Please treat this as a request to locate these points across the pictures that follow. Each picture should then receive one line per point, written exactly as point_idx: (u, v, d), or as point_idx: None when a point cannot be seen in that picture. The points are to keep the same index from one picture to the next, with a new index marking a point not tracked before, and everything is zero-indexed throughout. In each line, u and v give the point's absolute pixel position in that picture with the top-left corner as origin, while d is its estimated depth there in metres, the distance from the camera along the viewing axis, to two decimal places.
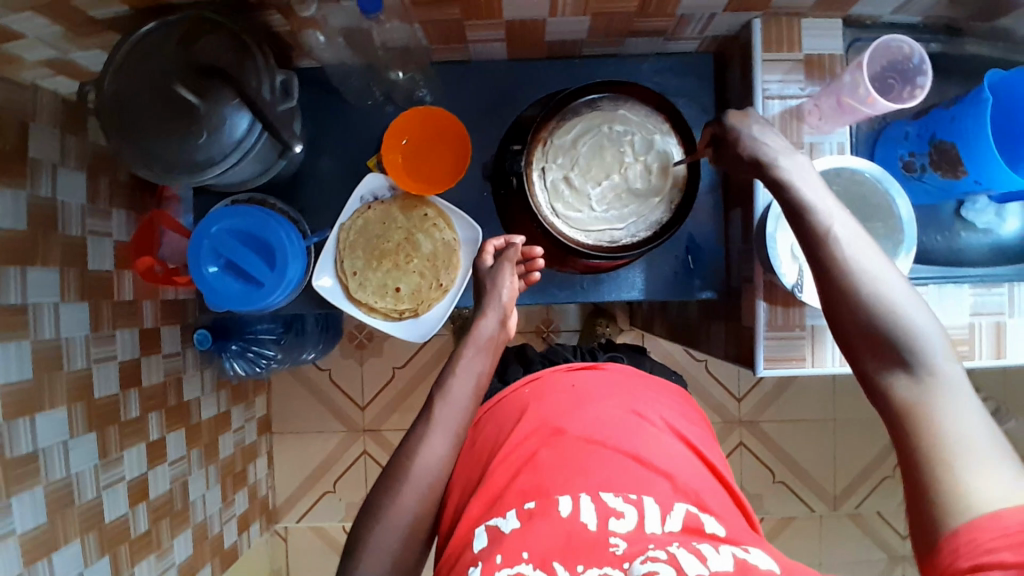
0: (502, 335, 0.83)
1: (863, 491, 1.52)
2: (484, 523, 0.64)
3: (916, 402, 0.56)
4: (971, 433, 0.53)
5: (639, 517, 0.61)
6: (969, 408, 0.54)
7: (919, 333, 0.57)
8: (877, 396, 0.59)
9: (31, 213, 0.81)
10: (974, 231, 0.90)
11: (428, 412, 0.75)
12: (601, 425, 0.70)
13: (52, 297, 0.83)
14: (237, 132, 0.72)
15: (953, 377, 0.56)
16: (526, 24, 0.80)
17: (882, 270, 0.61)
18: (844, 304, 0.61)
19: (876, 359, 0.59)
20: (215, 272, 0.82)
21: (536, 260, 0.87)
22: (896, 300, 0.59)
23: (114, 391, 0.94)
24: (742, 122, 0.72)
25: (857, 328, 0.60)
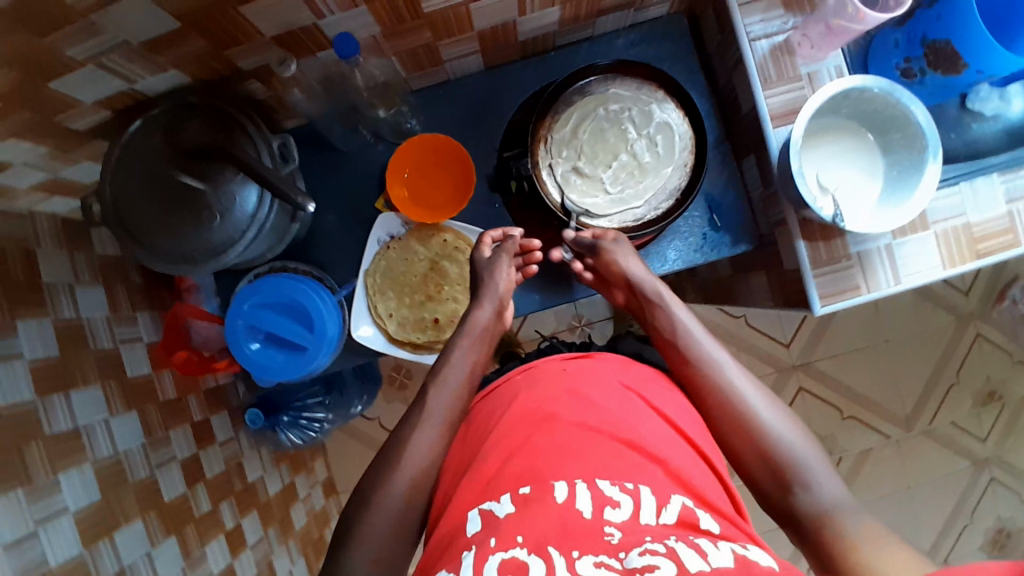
0: (497, 327, 0.84)
1: (934, 404, 1.49)
2: (477, 506, 0.61)
3: (818, 515, 0.64)
4: (874, 534, 0.60)
5: (636, 507, 0.57)
6: (862, 515, 0.63)
7: (798, 455, 0.68)
8: (788, 511, 0.66)
9: (62, 339, 0.80)
10: (982, 120, 0.88)
11: (422, 401, 0.74)
12: (596, 411, 0.66)
13: (100, 415, 0.83)
14: (249, 206, 0.72)
15: (842, 497, 0.65)
16: (497, 30, 0.80)
17: (771, 408, 0.72)
18: (739, 433, 0.71)
19: (773, 481, 0.68)
20: (257, 348, 0.82)
21: (533, 253, 0.87)
22: (777, 427, 0.70)
23: (182, 490, 0.94)
24: (616, 250, 0.81)
25: (758, 458, 0.69)
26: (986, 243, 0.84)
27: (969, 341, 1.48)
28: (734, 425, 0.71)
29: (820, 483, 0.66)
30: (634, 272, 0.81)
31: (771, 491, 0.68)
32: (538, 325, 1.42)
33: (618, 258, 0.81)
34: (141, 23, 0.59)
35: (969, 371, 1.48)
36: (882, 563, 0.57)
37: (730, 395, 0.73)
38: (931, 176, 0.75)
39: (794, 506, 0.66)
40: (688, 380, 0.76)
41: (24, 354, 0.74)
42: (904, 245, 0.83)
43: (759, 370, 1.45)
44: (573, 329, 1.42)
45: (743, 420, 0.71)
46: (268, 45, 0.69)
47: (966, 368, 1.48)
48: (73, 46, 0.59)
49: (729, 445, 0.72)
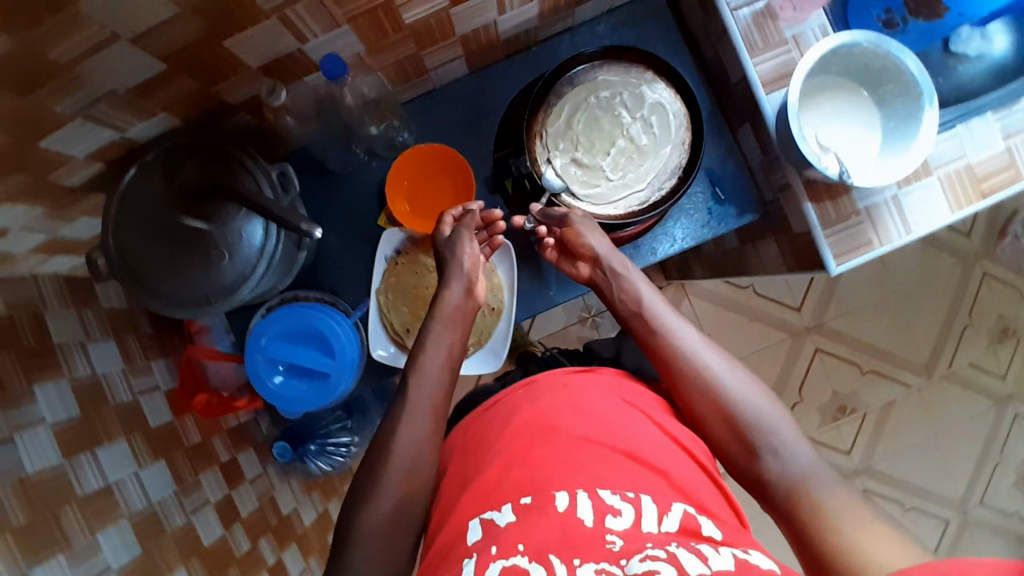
0: (471, 305, 0.81)
1: (951, 348, 1.49)
2: (477, 515, 0.59)
3: (788, 481, 0.64)
4: (846, 501, 0.61)
5: (637, 514, 0.56)
6: (833, 484, 0.63)
7: (768, 426, 0.67)
8: (759, 482, 0.66)
9: (83, 399, 0.79)
10: (967, 61, 0.87)
11: (403, 397, 0.72)
12: (596, 423, 0.65)
13: (130, 468, 0.82)
14: (256, 240, 0.72)
15: (810, 460, 0.65)
16: (479, 32, 0.80)
17: (732, 372, 0.71)
18: (710, 406, 0.69)
19: (744, 453, 0.67)
20: (281, 380, 0.81)
21: (497, 223, 0.85)
22: (746, 399, 0.69)
23: (220, 533, 0.93)
24: (581, 223, 0.80)
25: (725, 424, 0.68)
26: (988, 183, 0.84)
27: (977, 282, 1.48)
28: (703, 398, 0.70)
29: (787, 447, 0.66)
30: (596, 246, 0.80)
31: (738, 455, 0.68)
32: (549, 322, 1.42)
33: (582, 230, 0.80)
34: (126, 69, 0.59)
35: (981, 311, 1.48)
36: (857, 534, 0.57)
37: (699, 368, 0.71)
38: (929, 122, 0.75)
39: (764, 472, 0.65)
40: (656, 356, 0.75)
41: (47, 418, 0.72)
42: (909, 194, 0.83)
43: (774, 337, 1.45)
44: (584, 320, 1.42)
45: (708, 388, 0.70)
46: (257, 75, 0.69)
47: (977, 308, 1.48)
48: (61, 101, 0.58)
49: (693, 412, 0.70)
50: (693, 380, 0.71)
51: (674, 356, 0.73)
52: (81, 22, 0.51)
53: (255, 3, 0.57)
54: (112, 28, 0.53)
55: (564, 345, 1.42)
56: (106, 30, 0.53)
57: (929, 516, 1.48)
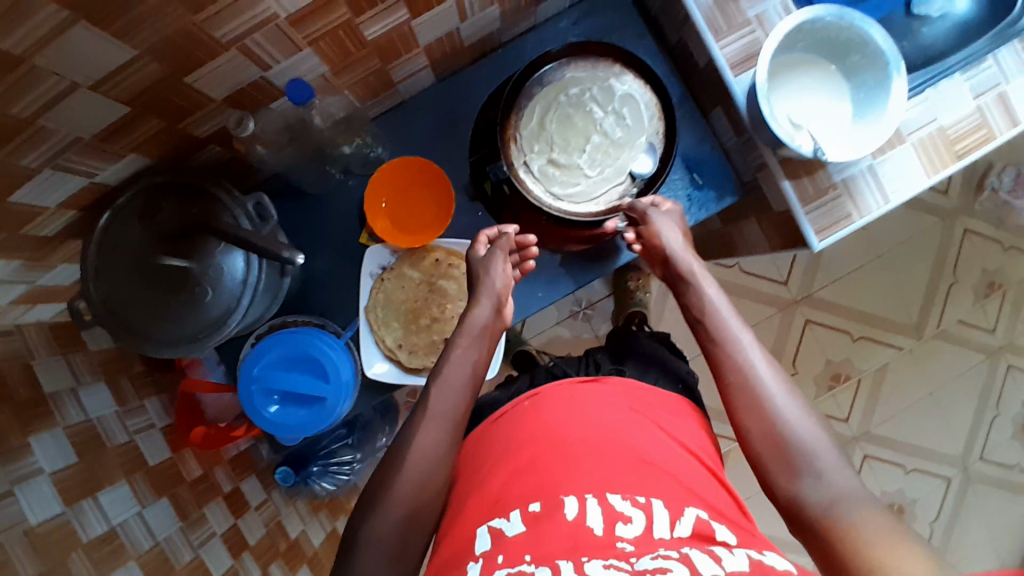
0: (497, 324, 0.80)
1: (939, 307, 1.50)
2: (484, 523, 0.59)
3: (826, 509, 0.57)
4: (891, 539, 0.53)
5: (649, 521, 0.56)
6: (878, 516, 0.55)
7: (812, 444, 0.61)
8: (792, 504, 0.59)
9: (80, 445, 0.78)
10: (931, 23, 0.89)
11: (424, 405, 0.71)
12: (607, 430, 0.66)
13: (133, 508, 0.81)
14: (239, 272, 0.72)
15: (858, 493, 0.57)
16: (442, 40, 0.79)
17: (801, 399, 0.65)
18: (753, 414, 0.64)
19: (781, 467, 0.61)
20: (277, 409, 0.81)
21: (530, 249, 0.84)
22: (795, 415, 0.63)
23: (229, 563, 0.92)
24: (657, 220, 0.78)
25: (776, 445, 0.62)
26: (962, 144, 0.84)
27: (959, 238, 1.50)
28: (747, 405, 0.65)
29: (834, 475, 0.59)
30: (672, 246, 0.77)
31: (773, 478, 0.61)
32: (541, 319, 1.42)
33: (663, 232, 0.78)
34: (89, 115, 0.58)
35: (966, 267, 1.50)
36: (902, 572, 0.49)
37: (742, 375, 0.67)
38: (898, 89, 0.76)
39: (801, 496, 0.59)
40: (712, 361, 0.70)
41: (45, 467, 0.71)
42: (884, 163, 0.83)
43: (765, 312, 1.46)
44: (576, 314, 1.42)
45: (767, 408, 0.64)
46: (221, 107, 0.68)
47: (961, 265, 1.50)
48: (27, 154, 0.57)
49: (745, 431, 0.65)
50: (751, 397, 0.65)
51: (733, 372, 0.67)
52: (39, 75, 0.50)
53: (212, 37, 0.56)
54: (70, 76, 0.52)
55: (558, 340, 1.42)
56: (65, 79, 0.52)
57: (931, 475, 1.50)
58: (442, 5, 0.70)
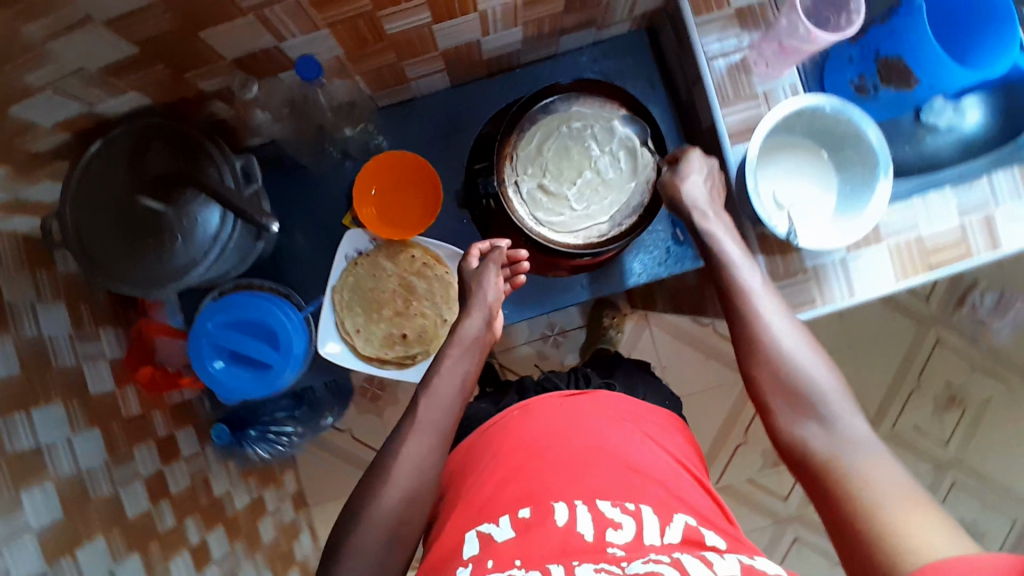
0: (490, 336, 0.81)
1: (896, 409, 1.52)
2: (473, 529, 0.63)
3: (831, 451, 0.62)
4: (892, 480, 0.57)
5: (638, 527, 0.60)
6: (883, 458, 0.60)
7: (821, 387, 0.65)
8: (797, 449, 0.64)
9: (26, 360, 0.78)
10: (937, 133, 0.90)
11: (413, 413, 0.72)
12: (595, 437, 0.69)
13: (64, 433, 0.81)
14: (211, 228, 0.72)
15: (862, 434, 0.62)
16: (461, 49, 0.81)
17: (811, 348, 0.68)
18: (763, 359, 0.69)
19: (788, 410, 0.66)
20: (222, 366, 0.82)
21: (522, 262, 0.85)
22: (802, 358, 0.67)
23: (145, 506, 0.92)
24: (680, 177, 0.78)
25: (789, 392, 0.66)
26: (938, 256, 0.86)
27: (930, 347, 1.52)
28: (758, 355, 0.69)
29: (839, 419, 0.64)
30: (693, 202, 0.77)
31: (785, 423, 0.66)
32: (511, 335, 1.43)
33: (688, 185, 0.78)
34: (102, 45, 0.59)
35: (930, 376, 1.52)
36: (907, 517, 0.53)
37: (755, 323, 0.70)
38: (882, 191, 0.78)
39: (805, 439, 0.64)
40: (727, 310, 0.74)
41: None
42: (857, 258, 0.86)
43: (728, 377, 1.48)
44: (546, 338, 1.44)
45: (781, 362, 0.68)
46: (230, 68, 0.69)
47: (927, 373, 1.52)
48: (33, 72, 0.58)
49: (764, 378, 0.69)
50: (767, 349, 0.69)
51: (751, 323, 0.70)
52: (56, 2, 0.52)
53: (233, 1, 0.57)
54: (89, 8, 0.54)
55: (524, 360, 1.43)
56: (79, 12, 0.54)
57: None
58: (465, 17, 0.73)
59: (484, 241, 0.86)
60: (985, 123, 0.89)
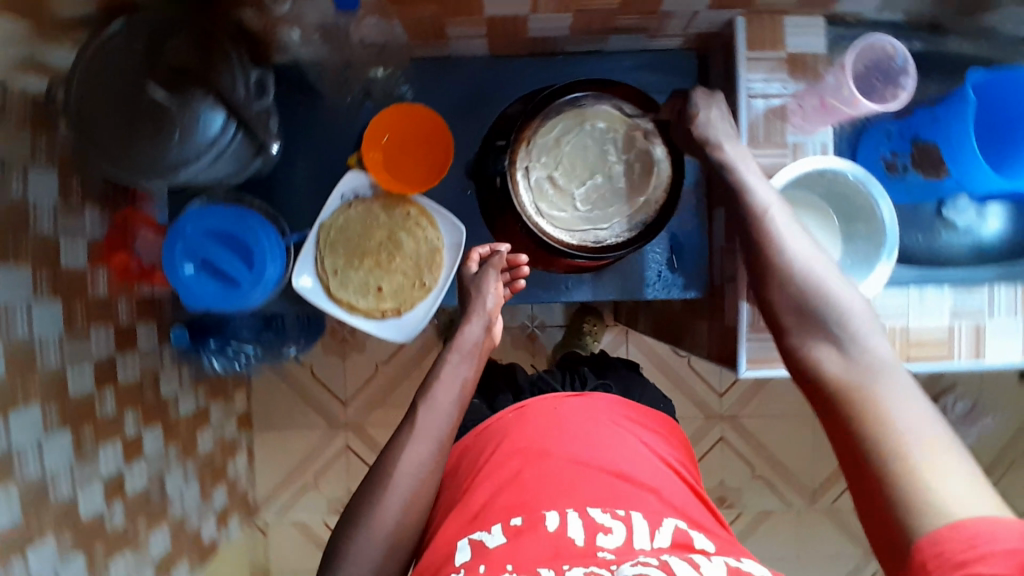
0: (488, 342, 0.86)
1: (841, 486, 1.53)
2: (465, 537, 0.69)
3: (845, 376, 0.63)
4: (909, 404, 0.58)
5: (627, 532, 0.66)
6: (904, 384, 0.61)
7: (843, 314, 0.67)
8: (810, 368, 0.67)
9: (5, 217, 0.77)
10: (954, 231, 0.90)
11: (412, 418, 0.78)
12: (584, 447, 0.76)
13: (24, 297, 0.80)
14: (211, 132, 0.71)
15: (880, 356, 0.63)
16: (508, 20, 0.79)
17: (829, 277, 0.71)
18: (781, 286, 0.72)
19: (806, 332, 0.69)
20: (191, 271, 0.81)
21: (521, 268, 0.89)
22: (825, 286, 0.70)
23: (88, 389, 0.91)
24: (705, 101, 0.81)
25: (809, 324, 0.69)
26: (918, 349, 0.85)
27: None
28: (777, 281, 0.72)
29: (856, 343, 0.65)
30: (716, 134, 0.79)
31: (803, 351, 0.68)
32: None
33: (705, 115, 0.80)
34: None
35: None
36: (923, 449, 0.54)
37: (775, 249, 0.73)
38: (879, 273, 0.78)
39: (820, 361, 0.66)
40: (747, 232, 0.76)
41: None
42: None
43: (688, 412, 1.49)
44: (523, 328, 1.43)
45: (802, 295, 0.70)
46: None
47: None
48: None
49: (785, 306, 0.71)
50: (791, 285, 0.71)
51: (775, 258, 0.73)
52: None
53: None
54: None
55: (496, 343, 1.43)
56: None
57: None
58: None
59: (483, 245, 0.90)
60: (1002, 233, 0.90)
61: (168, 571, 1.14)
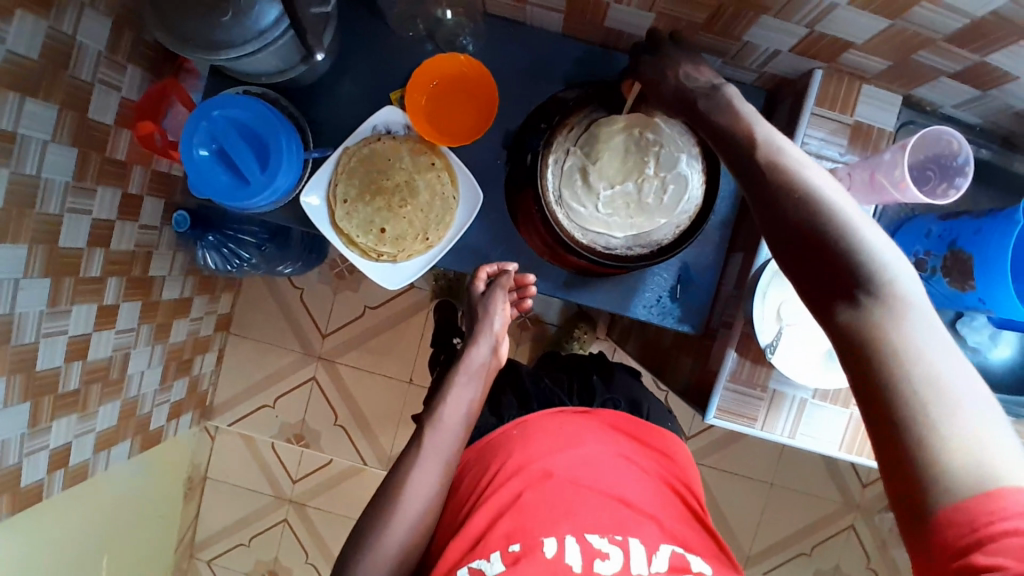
0: (495, 362, 0.84)
1: (776, 560, 1.52)
2: (465, 564, 0.69)
3: (867, 331, 0.50)
4: (945, 366, 0.47)
5: (624, 557, 0.68)
6: (940, 340, 0.49)
7: (865, 252, 0.51)
8: (826, 324, 0.53)
9: (48, 50, 0.76)
10: (964, 347, 0.88)
11: (420, 439, 0.76)
12: (587, 467, 0.75)
13: (44, 134, 0.79)
14: (263, 23, 0.69)
15: (908, 304, 0.50)
16: (590, 4, 0.78)
17: (844, 205, 0.53)
18: (786, 223, 0.54)
19: (817, 275, 0.53)
20: (205, 156, 0.80)
21: (528, 288, 0.89)
22: (843, 215, 0.53)
23: (80, 245, 0.91)
24: (694, 66, 0.67)
25: (825, 271, 0.52)
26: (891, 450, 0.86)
27: (840, 527, 1.52)
28: (776, 213, 0.55)
29: (881, 289, 0.50)
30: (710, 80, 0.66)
31: (816, 296, 0.53)
32: None
33: (683, 71, 0.68)
34: None
35: (824, 553, 1.53)
36: (954, 419, 0.46)
37: (781, 184, 0.55)
38: None
39: (839, 314, 0.52)
40: (744, 154, 0.59)
41: (7, 42, 0.70)
42: (818, 407, 0.85)
43: None
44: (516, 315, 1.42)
45: (823, 234, 0.52)
46: None
47: (823, 546, 1.52)
48: None
49: (792, 247, 0.54)
50: (807, 225, 0.53)
51: (788, 187, 0.55)
52: None
53: None
54: None
55: None
56: None
57: None
58: None
59: (493, 264, 0.90)
60: (1011, 361, 0.89)
61: (108, 446, 1.14)
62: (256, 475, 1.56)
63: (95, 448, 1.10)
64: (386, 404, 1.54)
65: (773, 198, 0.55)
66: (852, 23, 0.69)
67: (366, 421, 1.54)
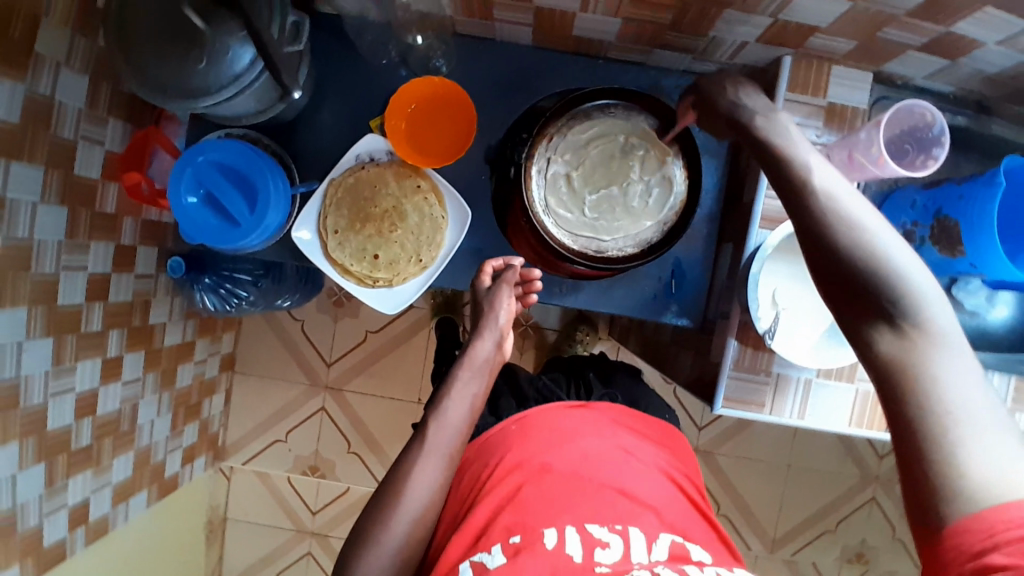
0: (498, 358, 0.84)
1: (802, 541, 1.52)
2: (466, 559, 0.69)
3: (900, 360, 0.53)
4: (970, 392, 0.51)
5: (624, 547, 0.67)
6: (967, 368, 0.52)
7: (903, 286, 0.54)
8: (861, 350, 0.56)
9: (28, 112, 0.77)
10: (961, 312, 0.89)
11: (422, 435, 0.75)
12: (586, 461, 0.76)
13: (32, 196, 0.80)
14: (237, 67, 0.71)
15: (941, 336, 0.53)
16: (556, 15, 0.79)
17: (886, 238, 0.56)
18: (830, 253, 0.57)
19: (857, 304, 0.56)
20: (194, 203, 0.81)
21: (533, 283, 0.90)
22: (883, 248, 0.56)
23: (78, 302, 0.92)
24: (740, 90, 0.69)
25: (864, 303, 0.56)
26: None
27: (862, 501, 1.53)
28: (822, 242, 0.58)
29: (916, 321, 0.54)
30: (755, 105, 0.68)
31: (852, 323, 0.57)
32: None
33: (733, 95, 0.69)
34: None
35: (849, 529, 1.53)
36: (975, 440, 0.49)
37: (824, 215, 0.58)
38: None
39: (875, 342, 0.55)
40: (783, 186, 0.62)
41: None
42: (822, 387, 0.86)
43: None
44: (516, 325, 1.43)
45: (865, 267, 0.56)
46: None
47: (847, 523, 1.53)
48: None
49: (834, 276, 0.57)
50: (841, 256, 0.57)
51: (831, 219, 0.58)
52: None
53: None
54: None
55: None
56: None
57: None
58: None
59: (500, 259, 0.91)
60: (1009, 322, 0.89)
61: (125, 498, 1.14)
62: (276, 510, 1.56)
63: (113, 502, 1.10)
64: (397, 427, 1.55)
65: (817, 228, 0.58)
66: (814, 8, 0.71)
67: (379, 446, 1.55)
